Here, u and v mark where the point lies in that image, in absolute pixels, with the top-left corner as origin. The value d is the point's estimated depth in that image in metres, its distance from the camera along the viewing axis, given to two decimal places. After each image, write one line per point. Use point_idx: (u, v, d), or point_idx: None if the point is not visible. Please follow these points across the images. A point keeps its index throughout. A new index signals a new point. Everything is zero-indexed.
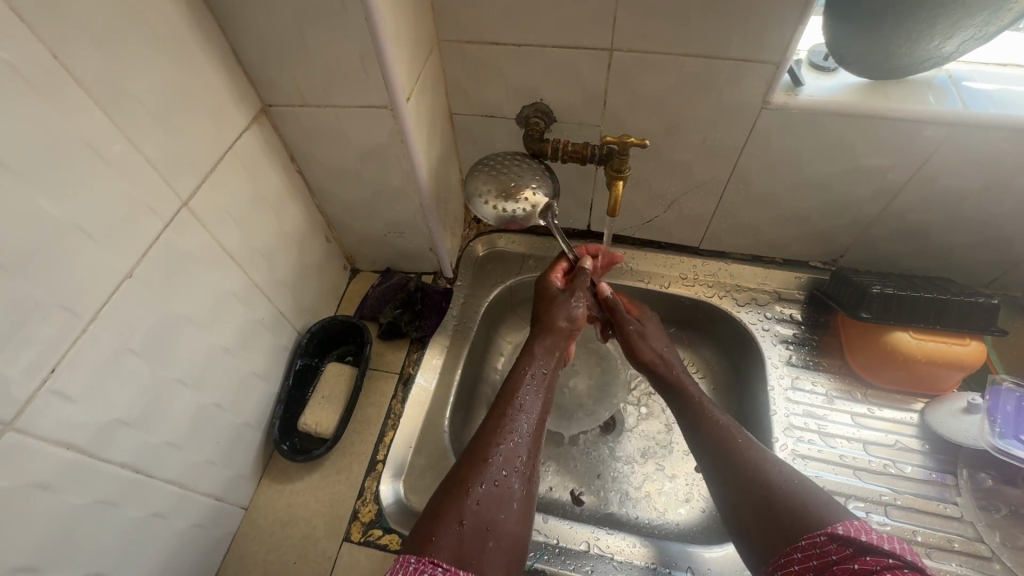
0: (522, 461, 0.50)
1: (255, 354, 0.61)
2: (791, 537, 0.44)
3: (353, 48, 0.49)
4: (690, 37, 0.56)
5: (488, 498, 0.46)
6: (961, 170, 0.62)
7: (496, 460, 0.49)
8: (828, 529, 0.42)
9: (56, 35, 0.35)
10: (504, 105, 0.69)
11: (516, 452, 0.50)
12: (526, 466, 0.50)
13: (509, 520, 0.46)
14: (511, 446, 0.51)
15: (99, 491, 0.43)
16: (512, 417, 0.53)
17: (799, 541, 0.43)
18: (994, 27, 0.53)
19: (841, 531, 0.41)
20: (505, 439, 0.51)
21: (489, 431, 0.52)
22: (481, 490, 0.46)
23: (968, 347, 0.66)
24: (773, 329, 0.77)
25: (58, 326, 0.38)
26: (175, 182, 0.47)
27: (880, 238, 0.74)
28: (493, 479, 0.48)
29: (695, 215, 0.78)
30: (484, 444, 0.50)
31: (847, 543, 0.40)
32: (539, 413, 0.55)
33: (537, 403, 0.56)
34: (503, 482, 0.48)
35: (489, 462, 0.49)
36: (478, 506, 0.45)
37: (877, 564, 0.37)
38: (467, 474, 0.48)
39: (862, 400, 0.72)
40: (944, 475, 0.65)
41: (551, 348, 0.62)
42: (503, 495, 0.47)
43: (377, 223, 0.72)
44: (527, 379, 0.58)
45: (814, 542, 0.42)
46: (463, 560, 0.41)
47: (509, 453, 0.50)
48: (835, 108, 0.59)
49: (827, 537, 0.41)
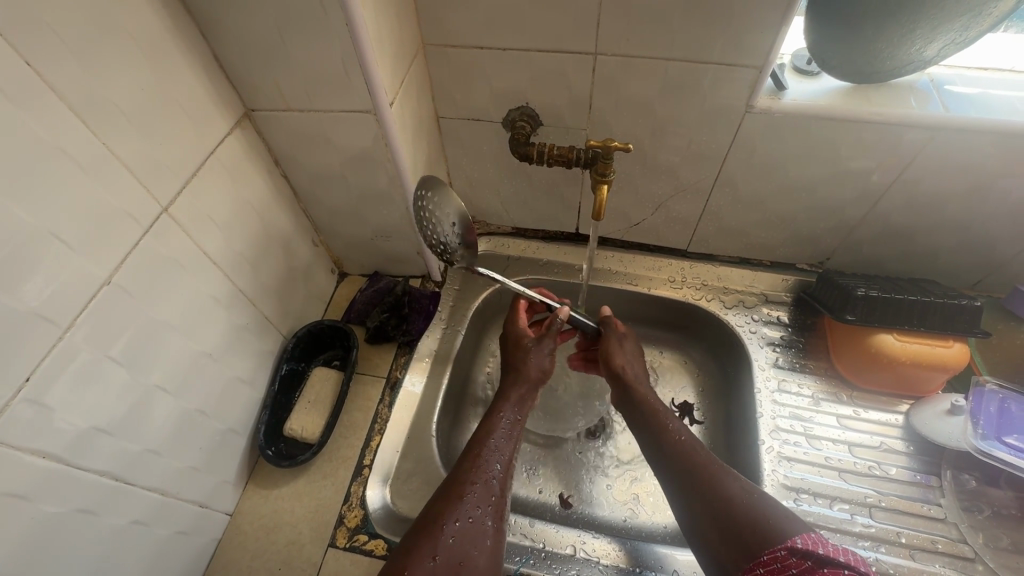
0: (495, 498, 0.50)
1: (239, 359, 0.60)
2: (753, 553, 0.44)
3: (335, 53, 0.49)
4: (673, 41, 0.57)
5: (461, 533, 0.46)
6: (943, 173, 0.62)
7: (470, 498, 0.49)
8: (788, 543, 0.42)
9: (31, 42, 0.35)
10: (491, 109, 0.69)
11: (490, 490, 0.50)
12: (498, 502, 0.50)
13: (483, 556, 0.46)
14: (484, 485, 0.50)
15: (78, 499, 0.42)
16: (487, 455, 0.53)
17: (761, 556, 0.43)
18: (974, 32, 0.54)
19: (801, 545, 0.41)
20: (478, 478, 0.51)
21: (463, 468, 0.52)
22: (455, 525, 0.47)
23: (952, 348, 0.66)
24: (760, 331, 0.78)
25: (34, 336, 0.38)
26: (156, 188, 0.46)
27: (866, 241, 0.74)
28: (465, 516, 0.48)
29: (682, 218, 0.78)
30: (459, 481, 0.51)
31: (806, 556, 0.40)
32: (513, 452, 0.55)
33: (511, 441, 0.56)
34: (477, 518, 0.48)
35: (464, 500, 0.49)
36: (449, 542, 0.46)
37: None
38: (440, 511, 0.48)
39: (848, 402, 0.72)
40: (928, 476, 0.66)
41: (523, 397, 0.61)
42: (477, 532, 0.47)
43: (364, 227, 0.72)
44: (503, 417, 0.58)
45: (775, 556, 0.42)
46: None
47: (482, 488, 0.50)
48: (818, 112, 0.60)
49: (788, 551, 0.41)
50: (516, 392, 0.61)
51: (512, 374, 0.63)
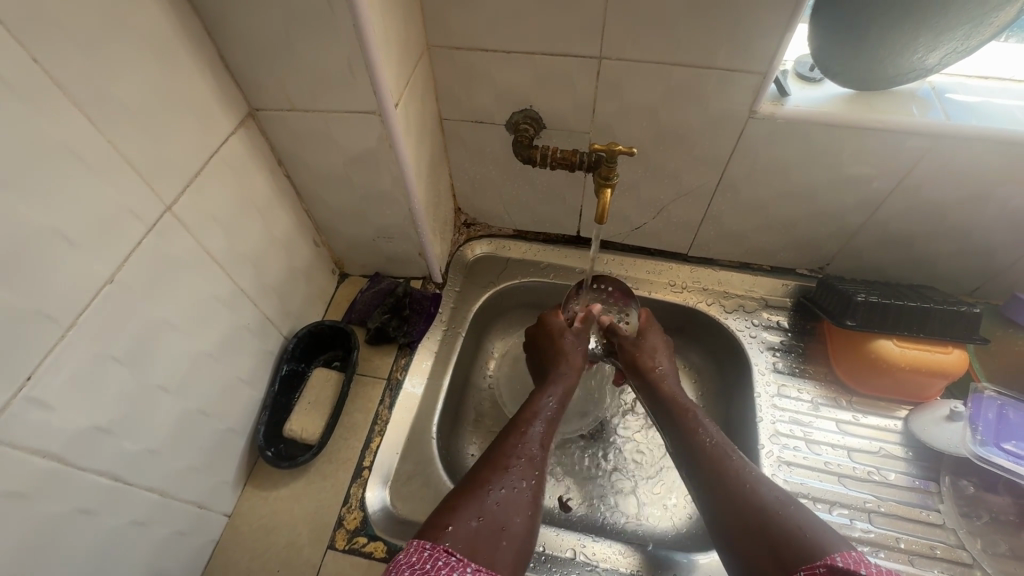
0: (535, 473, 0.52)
1: (240, 359, 0.60)
2: (788, 566, 0.43)
3: (342, 54, 0.49)
4: (679, 46, 0.57)
5: (506, 500, 0.48)
6: (943, 181, 0.63)
7: (515, 470, 0.51)
8: (828, 560, 0.40)
9: (37, 38, 0.35)
10: (494, 111, 0.69)
11: (531, 465, 0.52)
12: (538, 479, 0.52)
13: (521, 524, 0.47)
14: (527, 461, 0.53)
15: (77, 500, 0.42)
16: (531, 435, 0.56)
17: (797, 571, 0.42)
18: (976, 41, 0.54)
19: (843, 564, 0.39)
20: (524, 452, 0.53)
21: (511, 442, 0.54)
22: (500, 493, 0.48)
23: (950, 355, 0.67)
24: (760, 336, 0.78)
25: (35, 334, 0.37)
26: (159, 186, 0.46)
27: (866, 247, 0.74)
28: (512, 484, 0.50)
29: (684, 222, 0.78)
30: (508, 453, 0.53)
31: (846, 575, 0.38)
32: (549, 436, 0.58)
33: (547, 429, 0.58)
34: (520, 487, 0.50)
35: (511, 470, 0.51)
36: (496, 505, 0.47)
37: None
38: (486, 477, 0.49)
39: (847, 407, 0.72)
40: (927, 482, 0.66)
41: (569, 387, 0.65)
42: (517, 500, 0.49)
43: (366, 228, 0.72)
44: (547, 402, 0.61)
45: (814, 573, 0.40)
46: (474, 553, 0.42)
47: (527, 465, 0.52)
48: (820, 119, 0.60)
49: (827, 568, 0.40)
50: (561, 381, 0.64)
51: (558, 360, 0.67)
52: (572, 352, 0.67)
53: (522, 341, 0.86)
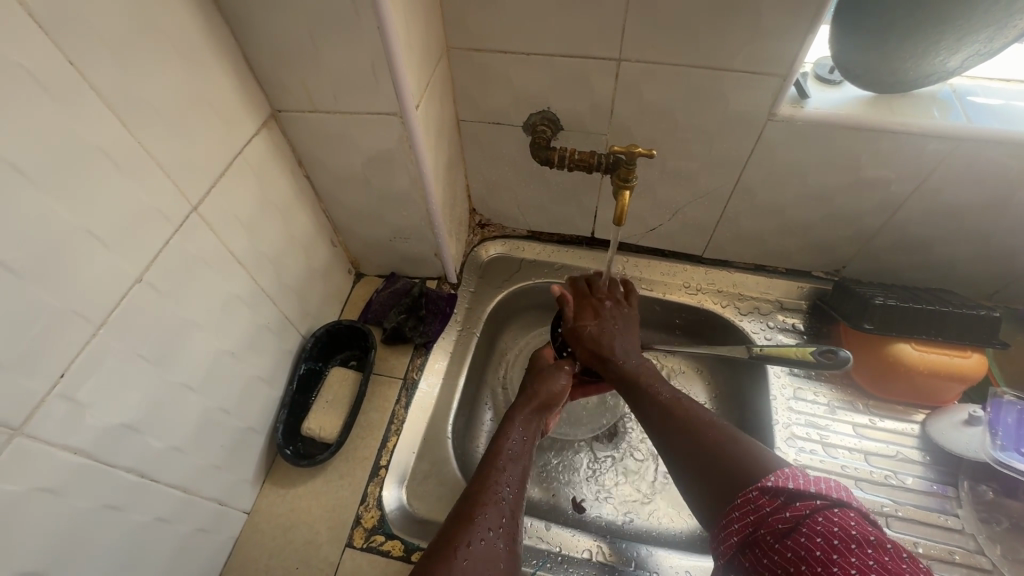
0: (508, 520, 0.46)
1: (260, 358, 0.60)
2: (727, 497, 0.44)
3: (364, 55, 0.50)
4: (698, 48, 0.57)
5: (477, 556, 0.42)
6: (964, 184, 0.63)
7: (484, 520, 0.45)
8: (757, 482, 0.42)
9: (72, 40, 0.35)
10: (511, 112, 0.69)
11: (502, 512, 0.46)
12: (511, 520, 0.46)
13: None
14: (495, 508, 0.46)
15: (104, 496, 0.42)
16: (495, 477, 0.49)
17: (735, 500, 0.43)
18: (998, 44, 0.54)
19: (770, 483, 0.42)
20: (491, 498, 0.47)
21: (474, 489, 0.48)
22: (468, 548, 0.42)
23: (970, 359, 0.66)
24: (775, 338, 0.78)
25: (69, 332, 0.38)
26: (186, 186, 0.47)
27: (883, 250, 0.74)
28: (482, 537, 0.44)
29: (699, 224, 0.78)
30: (470, 503, 0.46)
31: (777, 494, 0.40)
32: (521, 476, 0.51)
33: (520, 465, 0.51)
34: (491, 539, 0.44)
35: (477, 521, 0.45)
36: (468, 568, 0.41)
37: (806, 509, 0.39)
38: (453, 534, 0.43)
39: (864, 410, 0.72)
40: (945, 487, 0.66)
41: (538, 417, 0.58)
42: (490, 553, 0.43)
43: (383, 228, 0.72)
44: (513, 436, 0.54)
45: (748, 498, 0.42)
46: None
47: (496, 510, 0.46)
48: (840, 121, 0.60)
49: (759, 491, 0.42)
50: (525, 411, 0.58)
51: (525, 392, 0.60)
52: (547, 384, 0.61)
53: (536, 341, 0.86)
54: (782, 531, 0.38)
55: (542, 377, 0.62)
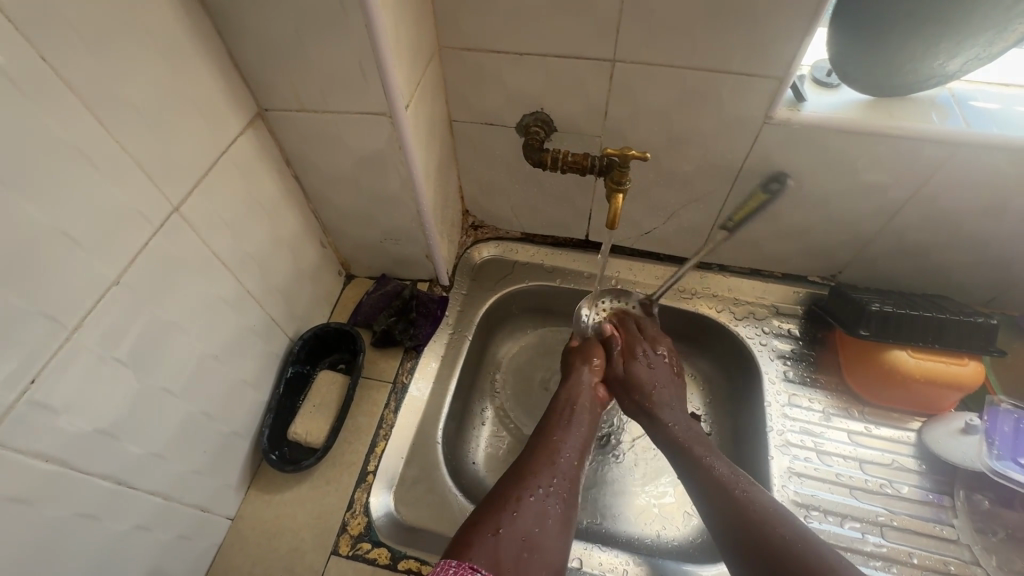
0: (560, 486, 0.53)
1: (245, 362, 0.59)
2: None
3: (353, 55, 0.49)
4: (694, 49, 0.56)
5: (529, 511, 0.49)
6: (961, 190, 0.62)
7: (538, 482, 0.52)
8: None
9: (46, 36, 0.34)
10: (504, 113, 0.68)
11: (555, 479, 0.53)
12: (562, 493, 0.52)
13: (547, 537, 0.47)
14: (549, 475, 0.53)
15: (80, 504, 0.41)
16: (553, 450, 0.56)
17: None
18: (998, 48, 0.53)
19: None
20: (547, 467, 0.54)
21: (534, 455, 0.56)
22: (520, 504, 0.49)
23: (966, 367, 0.65)
24: (770, 344, 0.77)
25: (41, 336, 0.37)
26: (168, 187, 0.46)
27: (879, 256, 0.73)
28: (535, 492, 0.51)
29: (694, 227, 0.77)
30: (528, 471, 0.53)
31: None
32: (579, 448, 0.58)
33: (572, 444, 0.58)
34: (543, 496, 0.51)
35: (531, 479, 0.52)
36: (521, 522, 0.47)
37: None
38: (508, 490, 0.50)
39: (859, 418, 0.71)
40: (940, 496, 0.65)
41: (592, 398, 0.65)
42: (542, 512, 0.49)
43: (373, 229, 0.71)
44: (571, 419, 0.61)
45: None
46: (499, 566, 0.43)
47: (552, 478, 0.53)
48: (837, 125, 0.59)
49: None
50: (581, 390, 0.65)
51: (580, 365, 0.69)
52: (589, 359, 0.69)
53: (529, 345, 0.85)
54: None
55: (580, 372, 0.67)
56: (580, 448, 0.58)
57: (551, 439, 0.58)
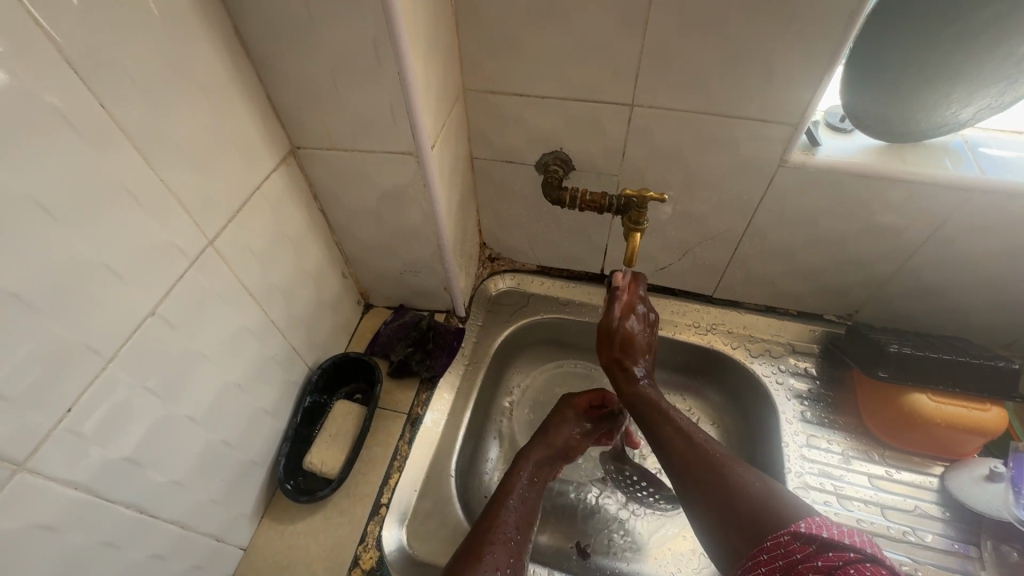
0: (512, 559, 0.51)
1: (266, 390, 0.60)
2: (755, 538, 0.43)
3: (384, 98, 0.51)
4: (711, 97, 0.58)
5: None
6: (977, 234, 0.62)
7: (489, 560, 0.50)
8: (790, 527, 0.41)
9: (106, 85, 0.37)
10: (525, 152, 0.70)
11: (507, 552, 0.51)
12: (513, 563, 0.51)
13: None
14: (502, 546, 0.51)
15: (102, 532, 0.42)
16: (503, 512, 0.55)
17: (765, 542, 0.42)
18: (1010, 97, 0.55)
19: (803, 529, 0.41)
20: (500, 542, 0.52)
21: (485, 529, 0.53)
22: None
23: (989, 412, 0.64)
24: (787, 382, 0.76)
25: (80, 366, 0.38)
26: (205, 222, 0.47)
27: (896, 295, 0.73)
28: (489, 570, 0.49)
29: (709, 264, 0.78)
30: (479, 542, 0.51)
31: (809, 541, 0.40)
32: (530, 510, 0.57)
33: (521, 508, 0.56)
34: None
35: (485, 560, 0.50)
36: None
37: (837, 559, 0.38)
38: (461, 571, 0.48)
39: (879, 461, 0.70)
40: (967, 546, 0.63)
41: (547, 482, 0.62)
42: None
43: (394, 261, 0.73)
44: (522, 478, 0.60)
45: (778, 542, 0.41)
46: None
47: (505, 555, 0.51)
48: (852, 169, 0.60)
49: (791, 535, 0.41)
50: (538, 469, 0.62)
51: (539, 434, 0.66)
52: (560, 431, 0.66)
53: (543, 378, 0.86)
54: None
55: (538, 459, 0.63)
56: (529, 514, 0.57)
57: (500, 505, 0.56)
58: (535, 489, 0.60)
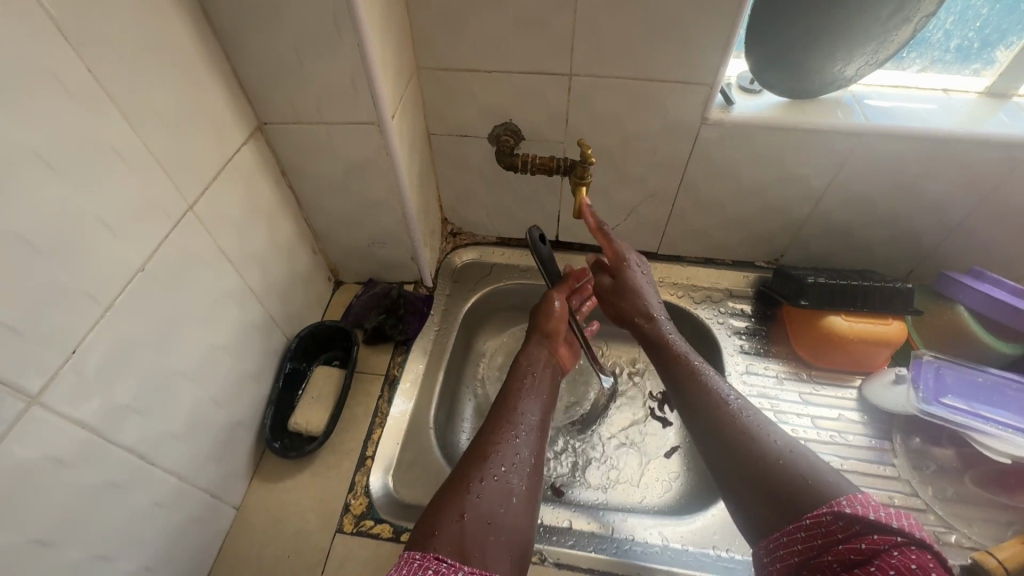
0: (519, 456, 0.52)
1: (248, 355, 0.64)
2: (792, 515, 0.42)
3: (346, 70, 0.56)
4: (637, 64, 0.66)
5: (490, 493, 0.48)
6: (870, 174, 0.73)
7: (496, 457, 0.51)
8: (834, 507, 0.39)
9: (93, 53, 0.40)
10: (478, 125, 0.77)
11: (513, 450, 0.52)
12: (523, 462, 0.52)
13: (510, 514, 0.47)
14: (507, 447, 0.52)
15: (108, 473, 0.45)
16: (513, 415, 0.57)
17: (804, 519, 0.41)
18: (883, 55, 0.65)
19: (848, 508, 0.39)
20: (503, 443, 0.53)
21: (486, 433, 0.54)
22: (481, 484, 0.48)
23: (891, 326, 0.75)
24: (727, 322, 0.86)
25: (80, 312, 0.41)
26: (183, 186, 0.51)
27: (812, 237, 0.84)
28: (496, 471, 0.50)
29: (652, 222, 0.87)
30: (484, 445, 0.52)
31: (852, 521, 0.38)
32: (541, 412, 0.60)
33: (534, 412, 0.59)
34: (502, 475, 0.50)
35: (490, 458, 0.51)
36: (480, 501, 0.47)
37: (883, 543, 0.36)
38: (467, 471, 0.49)
39: (808, 379, 0.80)
40: (882, 441, 0.73)
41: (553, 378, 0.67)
42: (502, 489, 0.49)
43: (361, 235, 0.77)
44: (524, 387, 0.62)
45: (819, 520, 0.40)
46: (465, 552, 0.42)
47: (511, 455, 0.52)
48: (762, 122, 0.69)
49: (833, 515, 0.39)
50: (536, 363, 0.67)
51: (537, 336, 0.71)
52: (549, 323, 0.72)
53: (511, 339, 0.92)
54: (852, 562, 0.37)
55: (539, 360, 0.68)
56: (541, 418, 0.59)
57: (511, 410, 0.58)
58: (540, 389, 0.63)
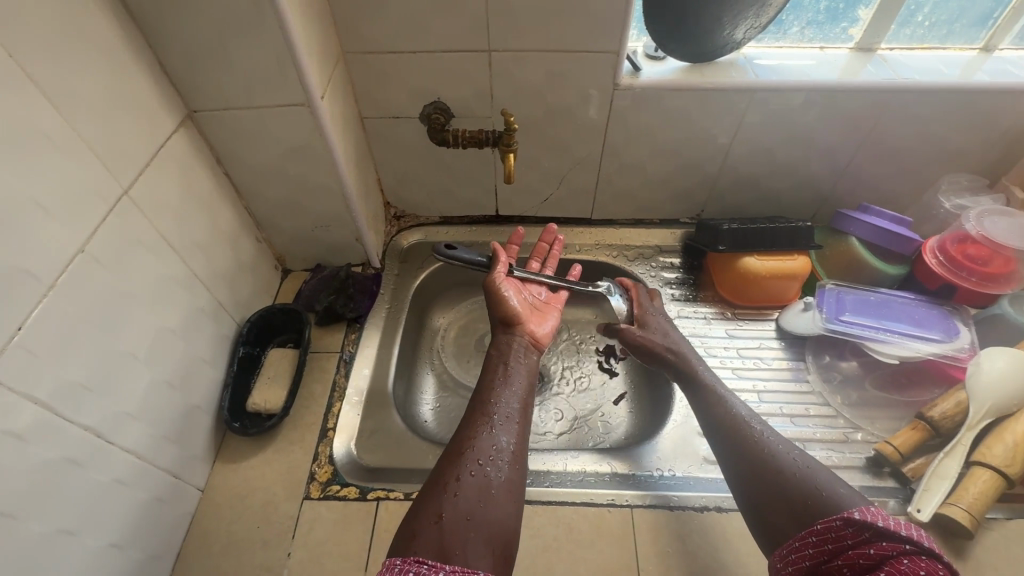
0: (495, 452, 0.55)
1: (200, 340, 0.65)
2: (807, 523, 0.50)
3: (271, 53, 0.58)
4: (550, 37, 0.71)
5: (467, 491, 0.51)
6: (766, 127, 0.82)
7: (471, 455, 0.55)
8: (845, 515, 0.46)
9: (15, 39, 0.42)
10: (408, 106, 0.80)
11: (490, 448, 0.56)
12: (495, 453, 0.55)
13: (488, 509, 0.51)
14: (482, 447, 0.55)
15: (66, 449, 0.46)
16: (488, 410, 0.60)
17: (817, 526, 0.48)
18: (765, 17, 0.73)
19: (858, 517, 0.45)
20: (472, 441, 0.56)
21: (463, 434, 0.57)
22: (457, 484, 0.51)
23: (797, 261, 0.84)
24: (658, 275, 0.93)
25: (22, 289, 0.42)
26: (117, 171, 0.52)
27: (726, 190, 0.92)
28: (472, 470, 0.53)
29: (583, 188, 0.93)
30: (462, 446, 0.56)
31: (862, 528, 0.44)
32: (518, 400, 0.62)
33: (511, 401, 0.62)
34: (479, 472, 0.53)
35: (464, 456, 0.54)
36: (459, 501, 0.50)
37: (892, 549, 0.42)
38: (445, 473, 0.53)
39: (732, 317, 0.88)
40: (797, 362, 0.82)
41: (528, 364, 0.69)
42: (478, 486, 0.52)
43: (304, 219, 0.80)
44: (497, 377, 0.65)
45: (830, 527, 0.47)
46: (444, 549, 0.46)
47: (488, 453, 0.55)
48: (668, 86, 0.76)
49: (844, 521, 0.46)
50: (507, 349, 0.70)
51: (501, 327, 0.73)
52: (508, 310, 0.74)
53: (462, 312, 0.96)
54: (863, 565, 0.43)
55: (511, 347, 0.70)
56: (521, 406, 0.62)
57: (487, 403, 0.61)
58: (514, 377, 0.66)
